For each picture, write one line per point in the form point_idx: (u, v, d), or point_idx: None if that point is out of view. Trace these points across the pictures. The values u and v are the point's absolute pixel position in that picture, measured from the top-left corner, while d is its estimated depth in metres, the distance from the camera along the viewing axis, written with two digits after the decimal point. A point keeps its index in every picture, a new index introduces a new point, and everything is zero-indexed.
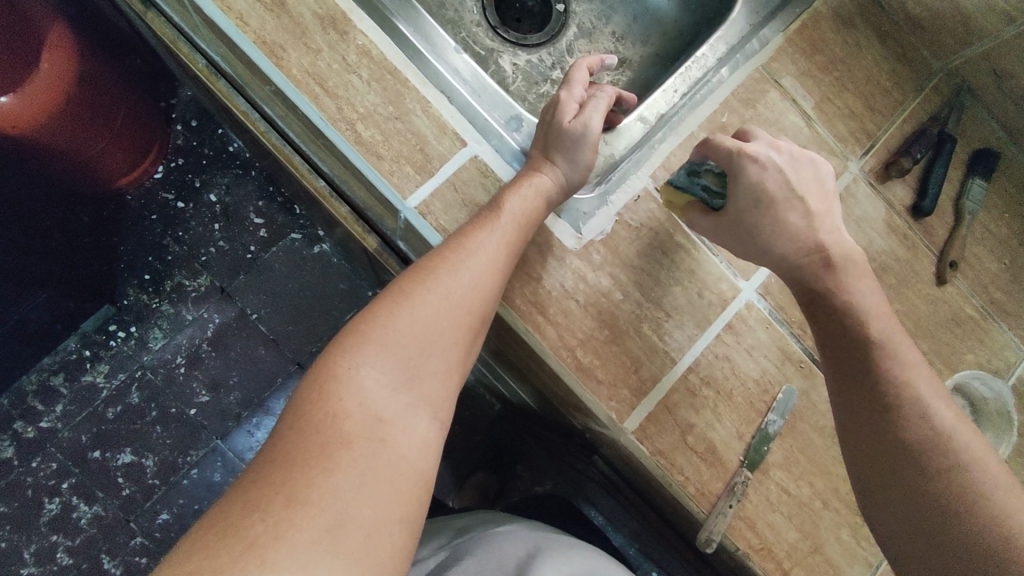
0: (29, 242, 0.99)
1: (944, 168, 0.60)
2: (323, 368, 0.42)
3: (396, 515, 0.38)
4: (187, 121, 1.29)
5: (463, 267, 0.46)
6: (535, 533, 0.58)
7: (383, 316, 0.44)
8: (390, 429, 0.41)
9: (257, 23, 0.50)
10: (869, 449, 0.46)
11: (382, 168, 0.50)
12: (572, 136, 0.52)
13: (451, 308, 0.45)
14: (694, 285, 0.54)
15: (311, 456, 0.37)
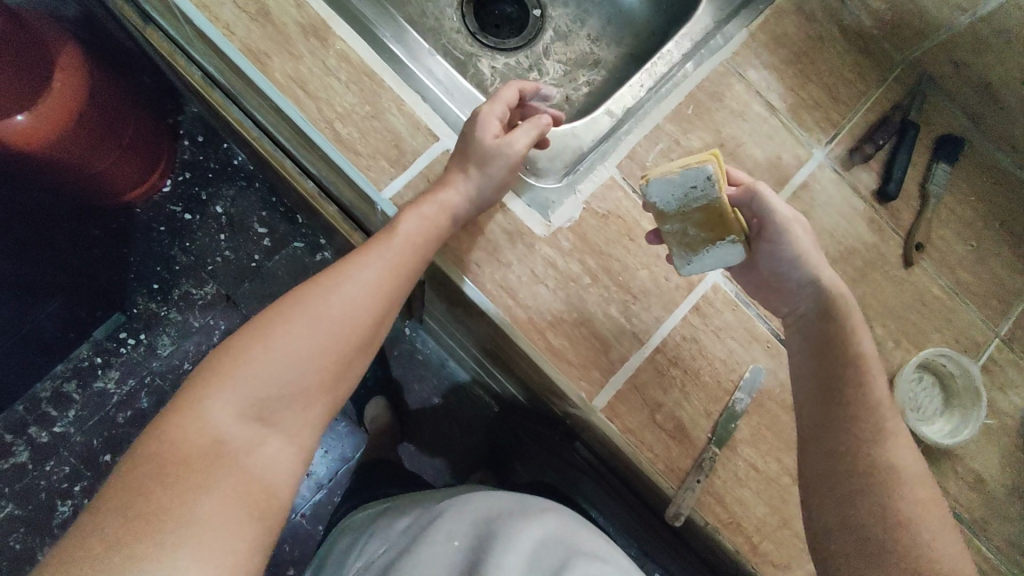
0: None
1: (908, 154, 0.61)
2: (178, 401, 0.43)
3: (240, 532, 0.39)
4: (194, 136, 1.34)
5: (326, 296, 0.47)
6: (514, 498, 0.61)
7: (239, 346, 0.45)
8: (238, 452, 0.42)
9: (242, 33, 0.53)
10: (817, 416, 0.49)
11: (360, 163, 0.53)
12: (487, 152, 0.52)
13: (313, 331, 0.46)
14: (661, 270, 0.56)
15: (148, 481, 0.38)
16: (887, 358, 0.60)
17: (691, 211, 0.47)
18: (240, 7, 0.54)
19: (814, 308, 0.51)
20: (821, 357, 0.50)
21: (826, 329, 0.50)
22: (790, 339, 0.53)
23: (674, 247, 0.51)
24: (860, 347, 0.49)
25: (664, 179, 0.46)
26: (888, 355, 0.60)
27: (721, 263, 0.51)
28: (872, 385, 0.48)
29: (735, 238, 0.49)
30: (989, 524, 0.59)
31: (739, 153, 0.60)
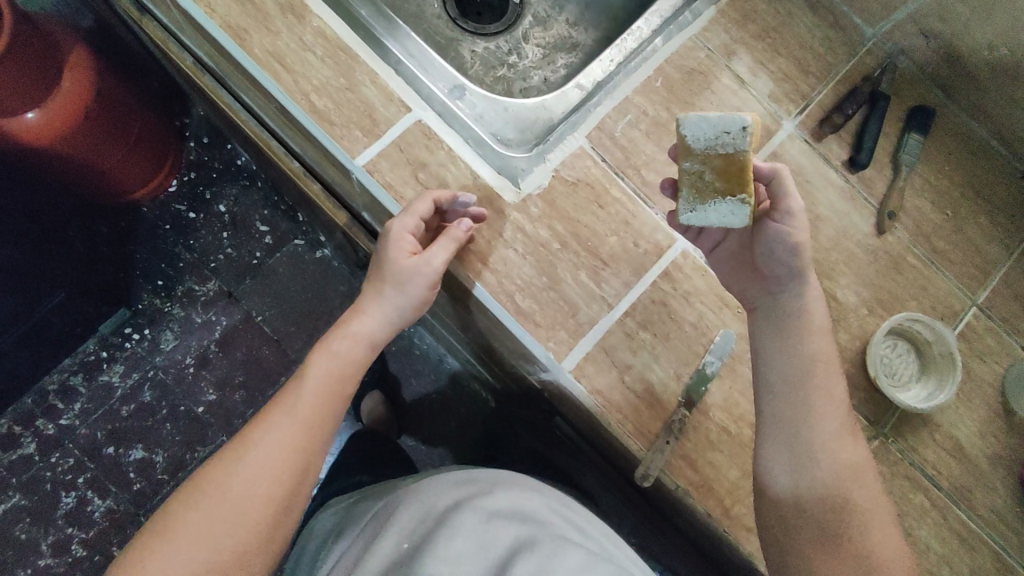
0: (57, 246, 1.06)
1: (877, 124, 0.62)
2: None
3: None
4: (200, 138, 1.38)
5: (236, 461, 0.51)
6: (460, 483, 0.63)
7: (158, 529, 0.49)
8: None
9: (224, 11, 0.56)
10: (788, 432, 0.52)
11: (334, 133, 0.55)
12: (403, 275, 0.55)
13: (226, 496, 0.49)
14: (630, 236, 0.57)
15: None
16: (861, 326, 0.59)
17: (715, 155, 0.47)
18: None
19: (793, 306, 0.54)
20: (796, 359, 0.53)
21: (804, 330, 0.53)
22: (761, 326, 0.55)
23: (685, 189, 0.50)
24: (823, 352, 0.53)
25: (701, 118, 0.46)
26: (863, 323, 0.60)
27: (722, 221, 0.50)
28: (828, 388, 0.53)
29: (746, 198, 0.48)
30: (971, 494, 0.58)
31: None
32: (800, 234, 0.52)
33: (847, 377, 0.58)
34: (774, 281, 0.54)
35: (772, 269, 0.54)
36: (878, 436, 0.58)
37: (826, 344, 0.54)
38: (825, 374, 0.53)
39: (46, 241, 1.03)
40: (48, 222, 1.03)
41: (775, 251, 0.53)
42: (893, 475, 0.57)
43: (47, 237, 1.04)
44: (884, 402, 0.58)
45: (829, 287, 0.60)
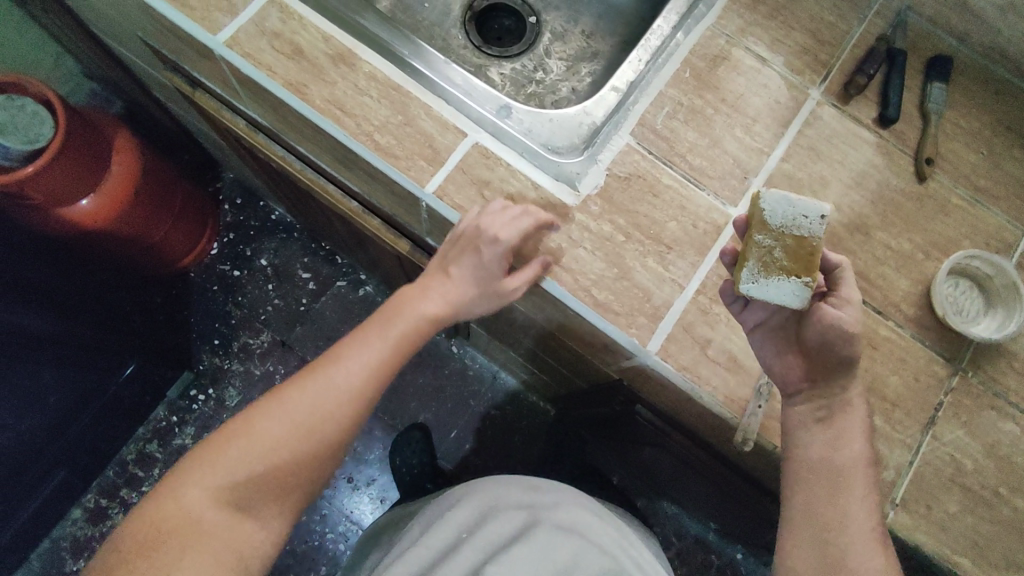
0: (123, 320, 1.12)
1: (900, 78, 0.65)
2: (183, 467, 0.52)
3: None
4: (233, 200, 1.45)
5: (318, 386, 0.54)
6: (524, 488, 0.66)
7: (237, 427, 0.53)
8: (228, 522, 0.51)
9: (282, 71, 0.61)
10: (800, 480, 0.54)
11: (400, 166, 0.59)
12: (492, 278, 0.57)
13: (305, 423, 0.53)
14: (688, 218, 0.60)
15: (144, 541, 0.48)
16: (920, 270, 0.62)
17: (789, 234, 0.49)
18: (277, 50, 0.61)
19: (835, 400, 0.54)
20: (833, 458, 0.53)
21: (844, 422, 0.53)
22: (799, 415, 0.55)
23: (752, 261, 0.50)
24: (860, 453, 0.53)
25: (784, 198, 0.49)
26: (921, 267, 0.62)
27: (779, 298, 0.50)
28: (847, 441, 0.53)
29: (809, 282, 0.49)
30: None
31: (740, 104, 0.65)
32: (855, 324, 0.52)
33: (918, 321, 0.60)
34: (819, 370, 0.54)
35: (822, 358, 0.54)
36: (958, 372, 0.60)
37: (864, 444, 0.53)
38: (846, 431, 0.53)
39: (112, 316, 1.09)
40: (113, 300, 1.10)
41: (826, 339, 0.53)
42: (979, 408, 0.59)
43: (113, 319, 1.10)
44: (957, 338, 0.60)
45: (883, 238, 0.62)
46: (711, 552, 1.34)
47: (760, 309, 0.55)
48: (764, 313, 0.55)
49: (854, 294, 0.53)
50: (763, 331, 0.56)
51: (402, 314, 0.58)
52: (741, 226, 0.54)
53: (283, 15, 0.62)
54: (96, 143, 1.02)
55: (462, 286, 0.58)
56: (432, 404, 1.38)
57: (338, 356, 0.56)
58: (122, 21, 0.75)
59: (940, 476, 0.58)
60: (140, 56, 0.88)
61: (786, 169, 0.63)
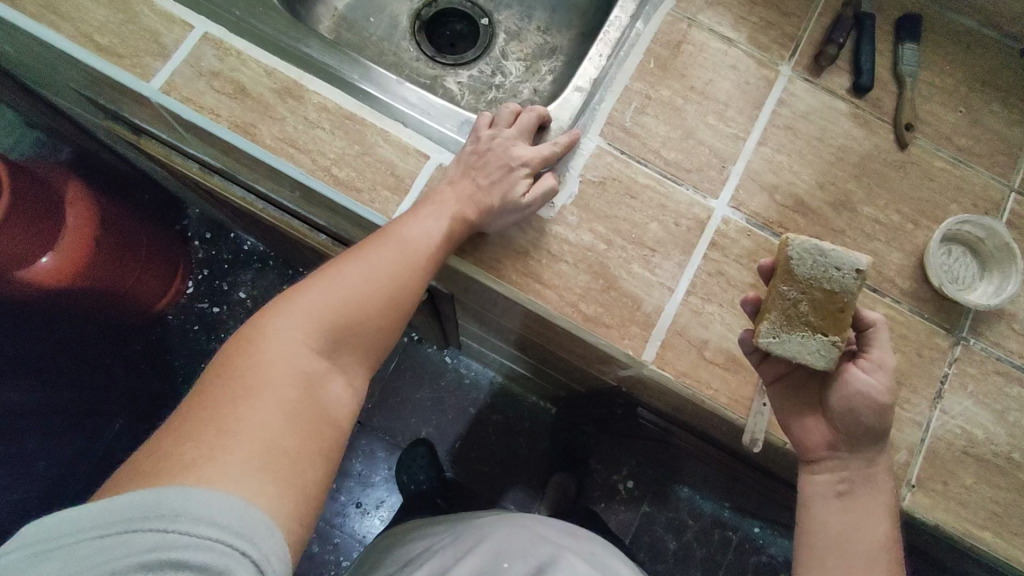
0: (85, 376, 1.10)
1: (870, 44, 0.63)
2: (254, 325, 0.47)
3: (317, 452, 0.45)
4: (202, 234, 1.41)
5: (387, 244, 0.52)
6: (566, 533, 0.67)
7: (305, 287, 0.50)
8: (315, 384, 0.47)
9: (227, 112, 0.57)
10: (810, 551, 0.50)
11: (363, 199, 0.56)
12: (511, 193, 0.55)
13: (378, 280, 0.51)
14: (669, 217, 0.58)
15: (230, 394, 0.42)
16: (911, 241, 0.60)
17: (818, 287, 0.47)
18: (218, 91, 0.58)
19: (859, 473, 0.50)
20: (852, 537, 0.49)
21: (868, 500, 0.50)
22: (820, 485, 0.51)
23: (774, 314, 0.48)
24: (882, 538, 0.49)
25: (815, 248, 0.47)
26: (912, 238, 0.60)
27: (801, 354, 0.47)
28: (869, 511, 0.49)
29: (837, 341, 0.47)
30: None
31: (709, 90, 0.62)
32: (883, 391, 0.49)
33: (914, 293, 0.59)
34: (841, 437, 0.51)
35: (847, 428, 0.50)
36: (960, 341, 0.58)
37: (888, 528, 0.49)
38: (868, 502, 0.50)
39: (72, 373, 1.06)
40: (74, 359, 1.07)
41: (852, 406, 0.50)
42: (986, 375, 0.57)
43: (80, 369, 1.08)
44: (956, 307, 0.58)
45: (870, 212, 0.61)
46: (728, 529, 1.33)
47: (780, 361, 0.52)
48: (784, 366, 0.52)
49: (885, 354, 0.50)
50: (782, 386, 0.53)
51: (450, 197, 0.54)
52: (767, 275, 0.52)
53: (220, 52, 0.58)
54: (45, 198, 0.97)
55: (489, 196, 0.55)
56: (433, 418, 1.36)
57: (398, 221, 0.54)
58: (52, 73, 0.71)
59: (953, 450, 0.56)
60: (77, 105, 0.84)
61: (764, 152, 0.61)
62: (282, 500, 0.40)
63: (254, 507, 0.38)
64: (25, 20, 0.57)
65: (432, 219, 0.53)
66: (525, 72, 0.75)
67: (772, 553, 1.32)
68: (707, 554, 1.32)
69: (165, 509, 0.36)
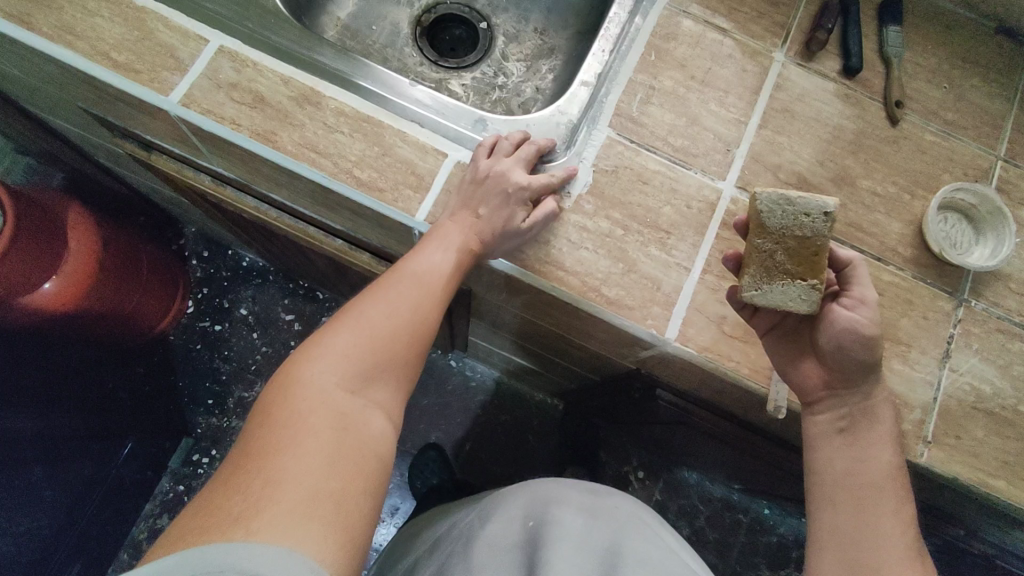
0: (103, 401, 1.07)
1: (856, 28, 0.67)
2: (289, 373, 0.49)
3: (363, 488, 0.45)
4: (200, 253, 1.43)
5: (403, 282, 0.55)
6: (586, 492, 0.65)
7: (332, 331, 0.52)
8: (353, 421, 0.47)
9: (248, 121, 0.59)
10: (822, 488, 0.55)
11: (387, 198, 0.58)
12: (510, 224, 0.56)
13: (398, 314, 0.53)
14: (681, 201, 0.60)
15: (273, 442, 0.44)
16: (908, 211, 0.63)
17: (790, 236, 0.49)
18: (237, 101, 0.59)
19: (858, 407, 0.54)
20: (856, 472, 0.53)
21: (869, 435, 0.53)
22: (822, 424, 0.56)
23: (753, 267, 0.50)
24: (888, 467, 0.53)
25: (782, 198, 0.49)
26: (909, 208, 0.63)
27: (786, 302, 0.50)
28: (876, 449, 0.53)
29: (816, 284, 0.49)
30: None
31: (710, 78, 0.65)
32: (868, 324, 0.51)
33: (916, 260, 0.62)
34: (838, 377, 0.54)
35: (840, 365, 0.54)
36: (962, 302, 0.61)
37: (893, 457, 0.53)
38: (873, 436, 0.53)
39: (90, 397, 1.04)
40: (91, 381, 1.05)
41: (843, 344, 0.53)
42: (989, 333, 0.60)
43: (99, 393, 1.07)
44: (956, 270, 0.62)
45: (868, 185, 0.64)
46: (738, 511, 1.37)
47: (771, 312, 0.56)
48: (775, 317, 0.56)
49: (865, 289, 0.53)
50: (777, 335, 0.56)
51: (456, 228, 0.56)
52: (743, 229, 0.54)
53: (236, 64, 0.60)
54: (48, 223, 0.96)
55: (489, 229, 0.56)
56: (443, 422, 1.37)
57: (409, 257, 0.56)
58: (60, 94, 0.72)
59: (963, 406, 0.58)
60: (81, 127, 0.84)
61: (765, 135, 0.64)
62: (328, 545, 0.40)
63: (298, 554, 0.38)
64: (42, 41, 0.58)
65: (440, 252, 0.56)
66: (526, 72, 0.78)
67: (781, 533, 1.35)
68: (719, 537, 1.35)
69: (210, 563, 0.36)
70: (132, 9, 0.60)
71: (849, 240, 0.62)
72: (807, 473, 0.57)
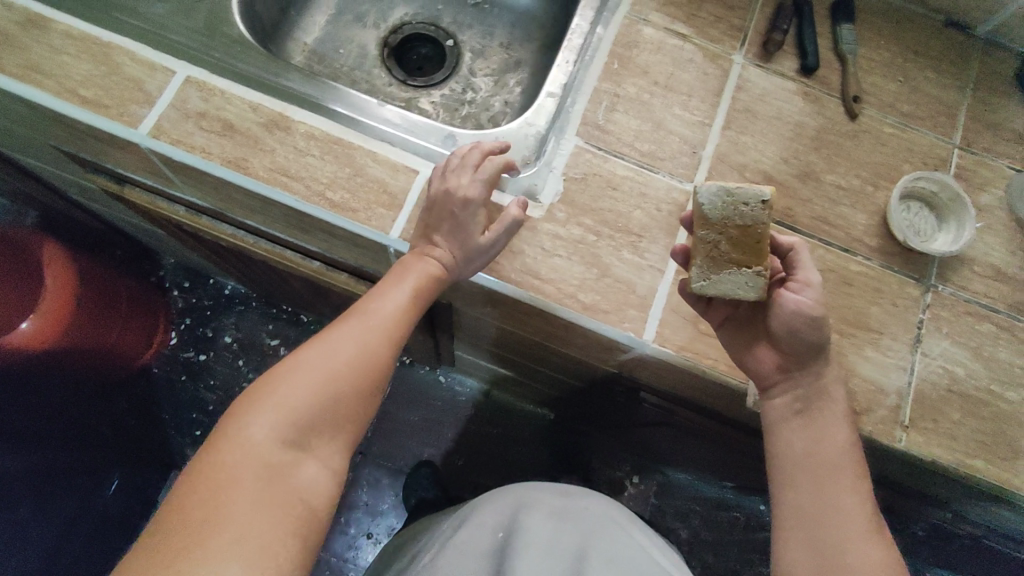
0: (77, 438, 1.06)
1: (810, 28, 0.69)
2: (232, 419, 0.49)
3: (286, 549, 0.46)
4: (180, 283, 1.42)
5: (363, 324, 0.54)
6: (557, 494, 0.67)
7: (285, 373, 0.51)
8: (286, 477, 0.48)
9: (217, 149, 0.59)
10: (785, 473, 0.56)
11: (360, 218, 0.58)
12: (478, 244, 0.56)
13: (355, 359, 0.53)
14: (651, 204, 0.62)
15: (203, 498, 0.44)
16: (872, 202, 0.65)
17: (732, 224, 0.50)
18: (207, 130, 0.59)
19: (811, 388, 0.56)
20: (815, 453, 0.55)
21: (823, 415, 0.55)
22: (778, 409, 0.57)
23: (700, 259, 0.51)
24: (843, 444, 0.54)
25: (721, 189, 0.50)
26: (873, 199, 0.65)
27: (735, 290, 0.51)
28: (834, 430, 0.55)
29: (761, 270, 0.51)
30: None
31: (672, 83, 0.67)
32: (814, 306, 0.53)
33: (883, 249, 0.63)
34: (791, 360, 0.56)
35: (792, 348, 0.56)
36: (930, 288, 0.62)
37: (848, 434, 0.55)
38: (828, 418, 0.55)
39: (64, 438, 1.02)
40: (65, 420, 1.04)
41: (794, 327, 0.54)
42: (958, 317, 0.62)
43: (72, 431, 1.05)
44: (922, 257, 0.63)
45: (832, 179, 0.65)
46: (733, 509, 1.37)
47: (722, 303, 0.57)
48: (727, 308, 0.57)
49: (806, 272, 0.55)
50: (729, 326, 0.57)
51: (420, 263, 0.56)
52: (688, 222, 0.55)
53: (204, 93, 0.60)
54: None
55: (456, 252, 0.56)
56: (434, 438, 1.37)
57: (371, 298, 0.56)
58: (27, 132, 0.71)
59: (938, 389, 0.60)
60: (52, 164, 0.84)
61: (729, 135, 0.65)
62: None
63: None
64: (7, 80, 0.58)
65: (397, 296, 0.55)
66: (494, 86, 0.79)
67: None
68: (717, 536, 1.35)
69: None
70: (96, 44, 0.60)
71: (817, 233, 0.63)
72: (767, 458, 0.59)
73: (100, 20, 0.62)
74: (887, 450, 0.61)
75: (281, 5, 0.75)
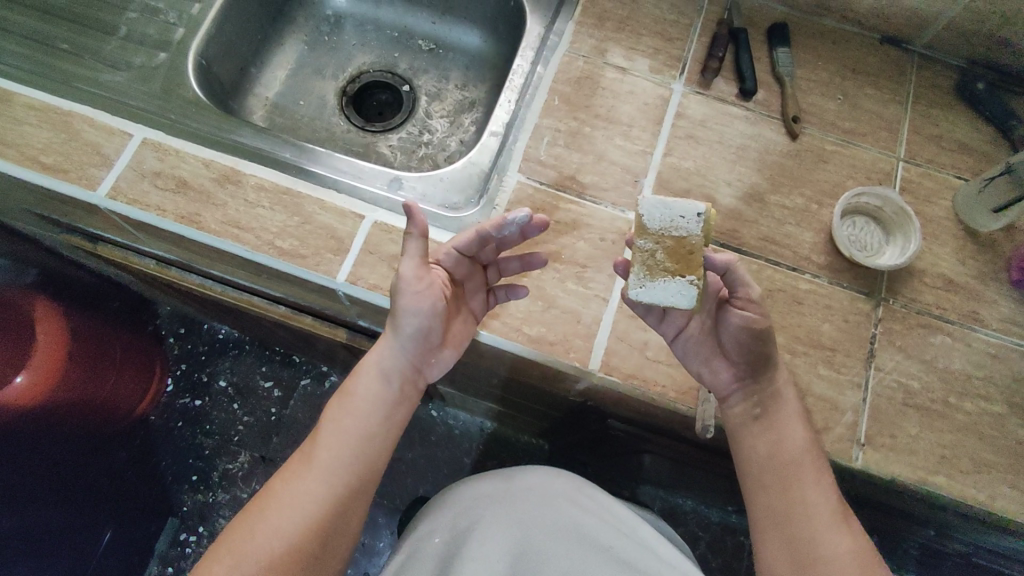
0: (70, 494, 1.08)
1: (747, 53, 0.70)
2: None
3: None
4: (176, 331, 1.45)
5: (279, 500, 0.55)
6: (498, 481, 0.73)
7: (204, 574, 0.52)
8: None
9: (172, 206, 0.61)
10: (755, 479, 0.58)
11: (309, 264, 0.60)
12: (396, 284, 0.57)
13: (272, 539, 0.53)
14: (595, 234, 0.63)
15: None
16: (818, 219, 0.65)
17: (668, 236, 0.53)
18: (161, 188, 0.62)
19: (766, 394, 0.57)
20: (778, 454, 0.57)
21: (782, 418, 0.57)
22: (738, 415, 0.59)
23: (636, 265, 0.53)
24: (802, 443, 0.56)
25: (660, 201, 0.52)
26: (818, 216, 0.65)
27: (668, 299, 0.52)
28: (791, 432, 0.57)
29: (694, 279, 0.52)
30: (979, 314, 0.62)
31: (613, 114, 0.68)
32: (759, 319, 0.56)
33: (831, 266, 0.63)
34: (745, 371, 0.59)
35: (745, 357, 0.58)
36: (881, 302, 0.62)
37: (804, 432, 0.57)
38: (784, 422, 0.57)
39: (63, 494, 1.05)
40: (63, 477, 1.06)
41: (741, 340, 0.58)
42: (910, 329, 0.61)
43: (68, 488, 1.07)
44: (870, 272, 0.63)
45: (777, 199, 0.66)
46: (737, 534, 1.34)
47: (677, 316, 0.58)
48: (680, 320, 0.58)
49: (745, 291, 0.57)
50: (685, 337, 0.59)
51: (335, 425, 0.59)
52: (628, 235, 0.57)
53: (159, 153, 0.63)
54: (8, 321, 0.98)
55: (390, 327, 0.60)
56: (428, 474, 1.36)
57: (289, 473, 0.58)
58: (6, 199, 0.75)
59: (893, 403, 0.59)
60: (36, 226, 0.88)
61: (671, 162, 0.66)
62: None
63: None
64: None
65: (311, 472, 0.57)
66: (449, 126, 0.82)
67: None
68: (723, 562, 1.31)
69: None
70: (59, 114, 0.64)
71: (764, 253, 0.64)
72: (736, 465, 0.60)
73: (62, 91, 0.65)
74: (847, 470, 0.60)
75: (241, 64, 0.79)
